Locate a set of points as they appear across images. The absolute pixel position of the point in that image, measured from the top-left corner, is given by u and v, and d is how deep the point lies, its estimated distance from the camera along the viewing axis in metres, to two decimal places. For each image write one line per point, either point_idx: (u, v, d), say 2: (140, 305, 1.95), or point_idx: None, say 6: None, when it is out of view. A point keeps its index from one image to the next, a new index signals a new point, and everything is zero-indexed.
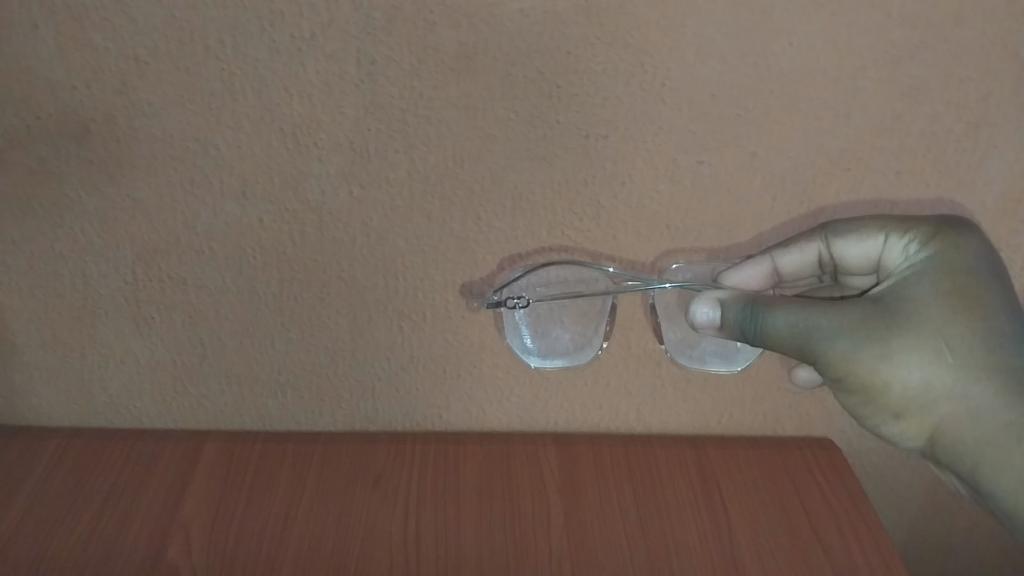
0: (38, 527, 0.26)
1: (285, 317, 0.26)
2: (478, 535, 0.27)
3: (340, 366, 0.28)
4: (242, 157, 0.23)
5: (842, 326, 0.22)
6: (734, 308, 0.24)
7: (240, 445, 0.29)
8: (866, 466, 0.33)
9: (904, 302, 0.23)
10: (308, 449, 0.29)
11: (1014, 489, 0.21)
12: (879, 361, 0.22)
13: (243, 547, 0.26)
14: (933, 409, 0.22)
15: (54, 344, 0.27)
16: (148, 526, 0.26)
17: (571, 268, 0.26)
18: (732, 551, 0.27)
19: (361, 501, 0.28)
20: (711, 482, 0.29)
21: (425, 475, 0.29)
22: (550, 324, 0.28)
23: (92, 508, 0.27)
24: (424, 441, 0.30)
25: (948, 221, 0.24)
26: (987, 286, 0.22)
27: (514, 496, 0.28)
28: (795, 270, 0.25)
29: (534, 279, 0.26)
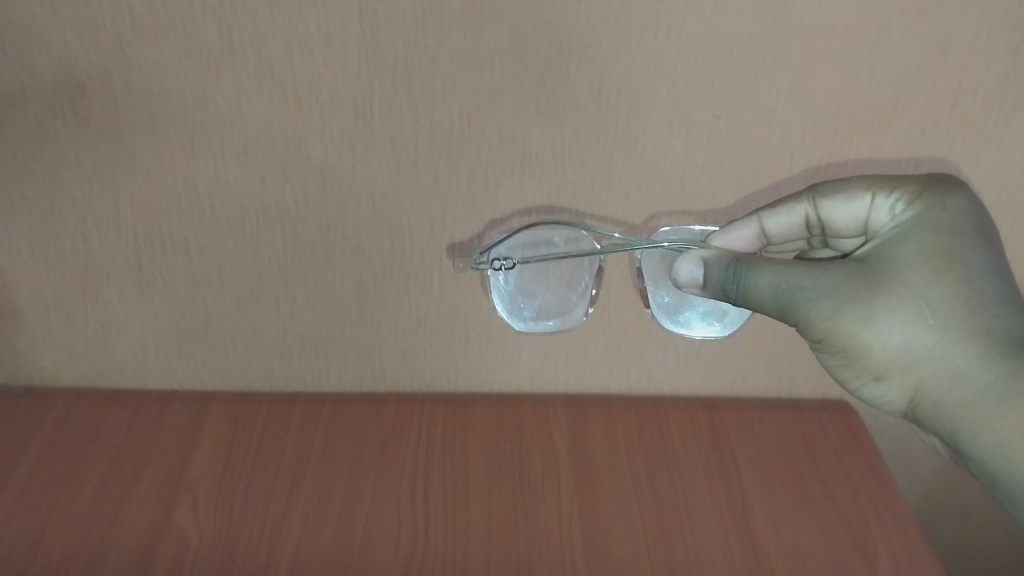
0: (47, 489, 0.26)
1: (290, 278, 0.26)
2: (488, 515, 0.26)
3: (347, 329, 0.27)
4: (245, 115, 0.23)
5: (825, 286, 0.21)
6: (717, 266, 0.23)
7: (247, 406, 0.29)
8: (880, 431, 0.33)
9: (888, 262, 0.21)
10: (311, 420, 0.29)
11: (993, 455, 0.20)
12: (860, 322, 0.21)
13: (253, 509, 0.26)
14: (913, 371, 0.21)
15: (56, 307, 0.26)
16: (156, 488, 0.26)
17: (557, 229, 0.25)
18: (745, 517, 0.27)
19: (369, 465, 0.27)
20: (724, 445, 0.29)
21: (434, 437, 0.28)
22: (536, 287, 0.27)
23: (99, 470, 0.27)
24: (432, 403, 0.29)
25: (934, 178, 0.22)
26: (973, 246, 0.21)
27: (525, 460, 0.28)
28: (777, 231, 0.24)
29: (520, 241, 0.25)
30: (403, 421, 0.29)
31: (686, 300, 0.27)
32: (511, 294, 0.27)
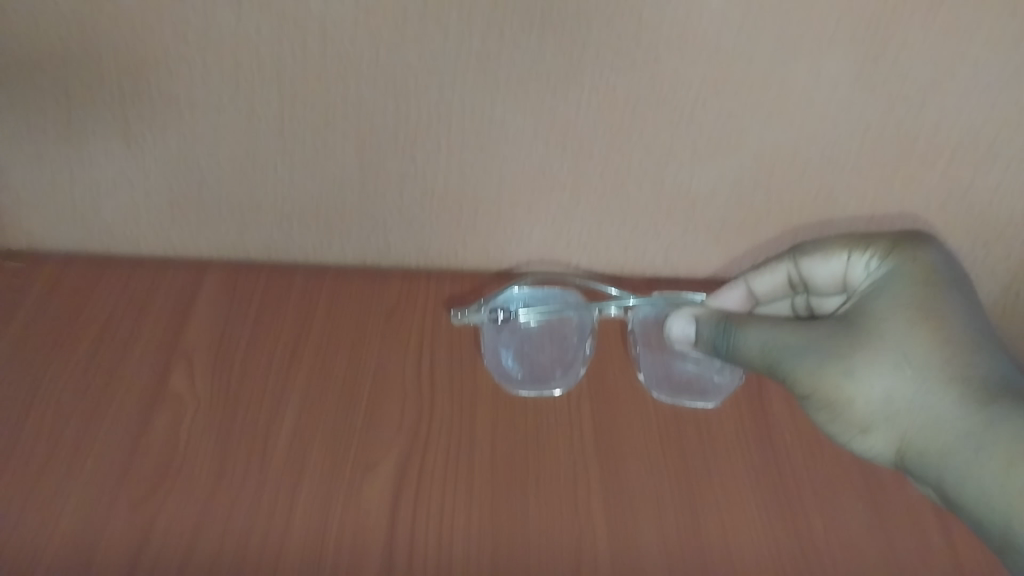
0: (60, 340, 0.32)
1: (287, 145, 0.29)
2: (468, 405, 0.31)
3: (352, 197, 0.31)
4: (258, 2, 0.25)
5: (812, 342, 0.28)
6: (708, 323, 0.31)
7: (238, 275, 0.34)
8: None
9: (866, 318, 0.28)
10: (328, 304, 0.34)
11: (968, 495, 0.24)
12: (842, 374, 0.27)
13: (251, 374, 0.31)
14: (893, 418, 0.26)
15: (36, 154, 0.30)
16: (149, 343, 0.32)
17: (553, 282, 0.35)
18: (702, 415, 0.31)
19: (372, 334, 0.33)
20: (686, 312, 0.34)
21: (427, 318, 0.34)
22: (536, 350, 0.33)
23: (97, 327, 0.32)
24: (437, 277, 0.35)
25: (906, 239, 0.29)
26: (947, 294, 0.27)
27: (504, 339, 0.33)
28: (773, 292, 0.32)
29: (525, 295, 0.34)
30: (405, 300, 0.34)
31: (670, 358, 0.33)
32: (511, 344, 0.33)
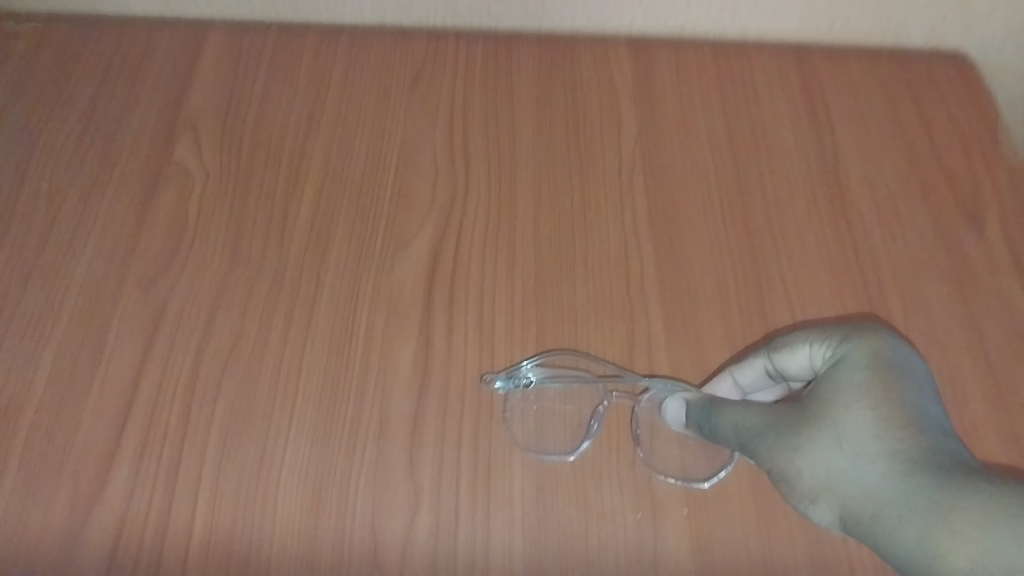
0: (66, 86, 0.60)
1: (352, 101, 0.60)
2: (474, 178, 0.57)
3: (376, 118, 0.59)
4: None
5: (773, 420, 0.38)
6: (698, 406, 0.45)
7: (224, 142, 0.58)
8: (887, 45, 0.65)
9: (817, 394, 0.37)
10: (368, 101, 0.60)
11: (901, 550, 0.32)
12: (796, 452, 0.36)
13: (261, 198, 0.55)
14: (836, 489, 0.34)
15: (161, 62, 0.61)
16: (116, 139, 0.57)
17: (571, 361, 0.49)
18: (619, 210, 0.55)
19: (415, 174, 0.57)
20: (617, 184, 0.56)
21: (497, 170, 0.57)
22: (546, 422, 0.48)
23: (84, 84, 0.60)
24: (445, 163, 0.57)
25: (862, 332, 0.39)
26: (893, 375, 0.36)
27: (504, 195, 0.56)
28: (754, 383, 0.45)
29: (553, 373, 0.49)
30: (486, 99, 0.60)
31: (650, 431, 0.48)
32: (531, 414, 0.48)
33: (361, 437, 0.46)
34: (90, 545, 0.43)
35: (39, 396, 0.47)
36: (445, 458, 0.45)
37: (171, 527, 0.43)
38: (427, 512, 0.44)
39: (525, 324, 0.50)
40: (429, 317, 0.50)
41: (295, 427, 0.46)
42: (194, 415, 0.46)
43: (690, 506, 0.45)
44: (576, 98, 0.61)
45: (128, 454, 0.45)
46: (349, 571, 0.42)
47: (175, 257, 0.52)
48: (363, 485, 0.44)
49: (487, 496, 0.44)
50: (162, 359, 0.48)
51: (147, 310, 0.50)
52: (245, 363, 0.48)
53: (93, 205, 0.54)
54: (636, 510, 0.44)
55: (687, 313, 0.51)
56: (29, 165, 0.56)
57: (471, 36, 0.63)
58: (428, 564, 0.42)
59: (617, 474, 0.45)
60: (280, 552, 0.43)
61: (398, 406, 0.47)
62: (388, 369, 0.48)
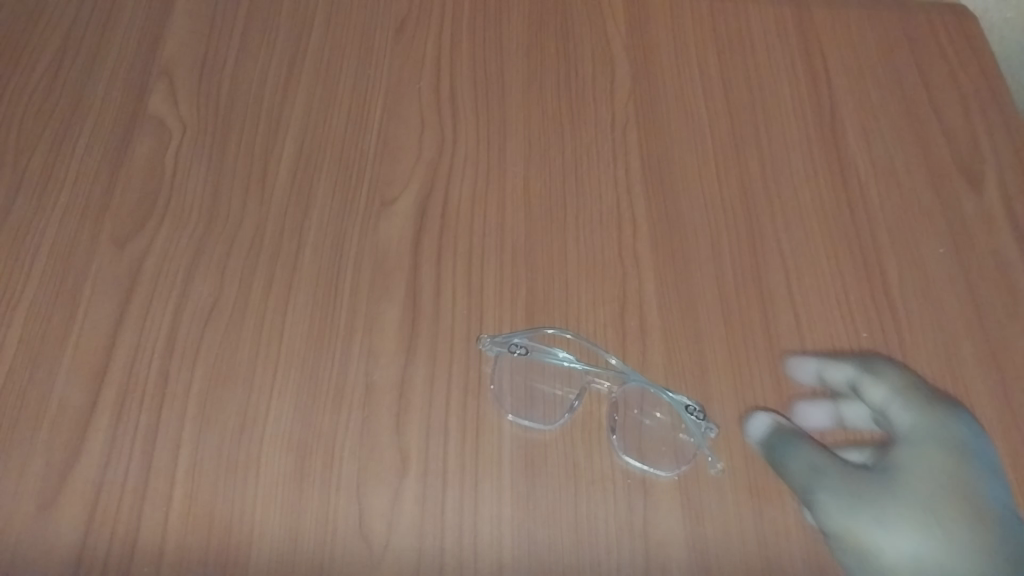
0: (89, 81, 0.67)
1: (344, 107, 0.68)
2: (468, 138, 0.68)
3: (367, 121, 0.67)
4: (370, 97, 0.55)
5: (850, 486, 0.51)
6: (766, 432, 0.55)
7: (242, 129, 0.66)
8: (853, 37, 0.78)
9: (938, 456, 0.52)
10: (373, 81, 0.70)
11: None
12: (879, 528, 0.49)
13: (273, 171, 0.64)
14: (915, 558, 0.48)
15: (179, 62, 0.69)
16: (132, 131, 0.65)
17: (567, 343, 0.58)
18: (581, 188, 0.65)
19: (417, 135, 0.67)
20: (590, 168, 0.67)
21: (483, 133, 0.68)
22: (529, 390, 0.57)
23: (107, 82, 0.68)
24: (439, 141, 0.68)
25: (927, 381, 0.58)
26: (963, 427, 0.54)
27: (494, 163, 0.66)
28: (839, 380, 0.58)
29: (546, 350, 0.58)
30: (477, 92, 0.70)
31: (624, 422, 0.56)
32: (516, 386, 0.57)
33: (343, 414, 0.54)
34: (131, 524, 0.49)
35: (79, 386, 0.53)
36: (430, 446, 0.53)
37: (200, 503, 0.50)
38: (412, 490, 0.52)
39: (512, 285, 0.60)
40: (418, 275, 0.60)
41: (276, 396, 0.54)
42: (219, 398, 0.54)
43: (650, 489, 0.53)
44: (575, 104, 0.70)
45: (161, 445, 0.52)
46: (338, 539, 0.50)
47: (204, 255, 0.59)
48: (351, 462, 0.52)
49: (469, 480, 0.52)
50: (190, 348, 0.55)
51: (172, 309, 0.57)
52: (253, 355, 0.55)
53: (120, 210, 0.61)
54: (590, 486, 0.53)
55: (660, 305, 0.60)
56: (66, 170, 0.63)
57: (471, 48, 0.73)
58: (418, 536, 0.50)
59: (573, 453, 0.54)
60: (297, 528, 0.50)
61: (385, 376, 0.55)
62: (376, 345, 0.57)
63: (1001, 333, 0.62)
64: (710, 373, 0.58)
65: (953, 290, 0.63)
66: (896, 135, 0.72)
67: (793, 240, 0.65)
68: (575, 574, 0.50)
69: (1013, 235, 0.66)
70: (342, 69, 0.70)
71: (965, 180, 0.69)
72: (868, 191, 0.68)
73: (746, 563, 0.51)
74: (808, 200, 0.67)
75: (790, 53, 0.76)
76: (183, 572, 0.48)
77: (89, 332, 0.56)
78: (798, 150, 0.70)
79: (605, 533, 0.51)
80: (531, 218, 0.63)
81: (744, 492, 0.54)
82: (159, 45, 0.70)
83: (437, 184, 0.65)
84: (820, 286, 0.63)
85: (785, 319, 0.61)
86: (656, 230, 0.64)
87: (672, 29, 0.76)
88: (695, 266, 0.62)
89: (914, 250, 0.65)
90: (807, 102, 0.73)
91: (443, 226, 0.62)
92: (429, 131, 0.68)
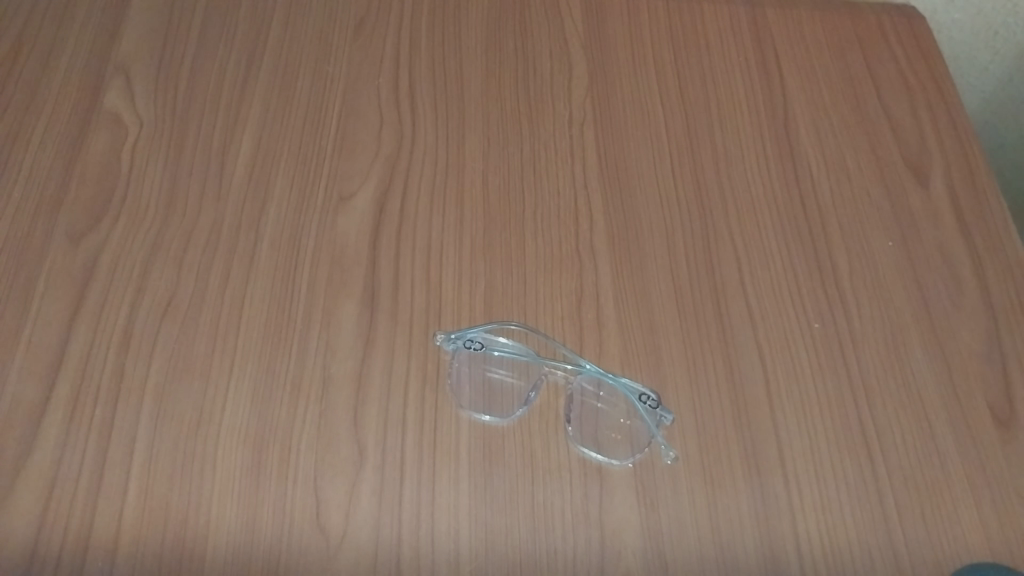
0: (43, 77, 0.67)
1: (305, 103, 0.68)
2: (427, 132, 0.68)
3: (328, 116, 0.68)
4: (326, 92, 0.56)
5: None
6: None
7: (198, 125, 0.66)
8: (807, 37, 0.79)
9: None
10: (333, 75, 0.70)
11: None
12: None
13: (230, 166, 0.64)
14: None
15: (136, 59, 0.69)
16: (87, 126, 0.65)
17: (524, 336, 0.59)
18: (538, 180, 0.66)
19: (378, 128, 0.68)
20: (547, 159, 0.68)
21: (444, 127, 0.69)
22: (484, 382, 0.57)
23: (61, 77, 0.67)
24: (399, 133, 0.68)
25: None
26: None
27: (454, 156, 0.67)
28: None
29: (502, 342, 0.59)
30: (434, 88, 0.71)
31: (579, 416, 0.57)
32: (471, 378, 0.57)
33: (301, 408, 0.54)
34: (84, 519, 0.49)
35: (32, 382, 0.53)
36: (387, 438, 0.54)
37: (155, 497, 0.50)
38: (369, 481, 0.52)
39: (469, 279, 0.61)
40: (376, 269, 0.60)
41: (233, 390, 0.54)
42: (176, 390, 0.54)
43: (606, 478, 0.54)
44: (533, 101, 0.71)
45: (115, 439, 0.52)
46: (296, 530, 0.50)
47: (160, 251, 0.59)
48: (308, 455, 0.52)
49: (426, 472, 0.53)
50: (146, 343, 0.55)
51: (128, 304, 0.57)
52: (210, 350, 0.55)
53: (75, 206, 0.61)
54: (546, 476, 0.53)
55: (616, 297, 0.61)
56: (20, 165, 0.62)
57: (430, 45, 0.73)
58: (375, 528, 0.50)
59: (530, 443, 0.55)
60: (254, 521, 0.50)
61: (343, 370, 0.56)
62: (334, 338, 0.57)
63: (949, 321, 0.63)
64: (665, 363, 0.58)
65: (903, 282, 0.65)
66: (847, 132, 0.73)
67: (746, 234, 0.66)
68: (531, 562, 0.50)
69: (959, 229, 0.68)
70: (300, 65, 0.70)
71: (913, 176, 0.71)
72: (820, 187, 0.70)
73: (702, 548, 0.52)
74: (761, 195, 0.68)
75: (744, 53, 0.77)
76: (138, 567, 0.48)
77: (42, 328, 0.55)
78: (751, 147, 0.71)
79: (561, 521, 0.52)
80: (489, 212, 0.64)
81: (699, 478, 0.54)
82: (115, 41, 0.70)
83: (396, 180, 0.65)
84: (774, 277, 0.64)
85: (739, 310, 0.62)
86: (612, 225, 0.65)
87: (629, 28, 0.77)
88: (650, 259, 0.63)
89: (864, 243, 0.67)
90: (761, 99, 0.74)
91: (402, 221, 0.63)
92: (388, 127, 0.68)
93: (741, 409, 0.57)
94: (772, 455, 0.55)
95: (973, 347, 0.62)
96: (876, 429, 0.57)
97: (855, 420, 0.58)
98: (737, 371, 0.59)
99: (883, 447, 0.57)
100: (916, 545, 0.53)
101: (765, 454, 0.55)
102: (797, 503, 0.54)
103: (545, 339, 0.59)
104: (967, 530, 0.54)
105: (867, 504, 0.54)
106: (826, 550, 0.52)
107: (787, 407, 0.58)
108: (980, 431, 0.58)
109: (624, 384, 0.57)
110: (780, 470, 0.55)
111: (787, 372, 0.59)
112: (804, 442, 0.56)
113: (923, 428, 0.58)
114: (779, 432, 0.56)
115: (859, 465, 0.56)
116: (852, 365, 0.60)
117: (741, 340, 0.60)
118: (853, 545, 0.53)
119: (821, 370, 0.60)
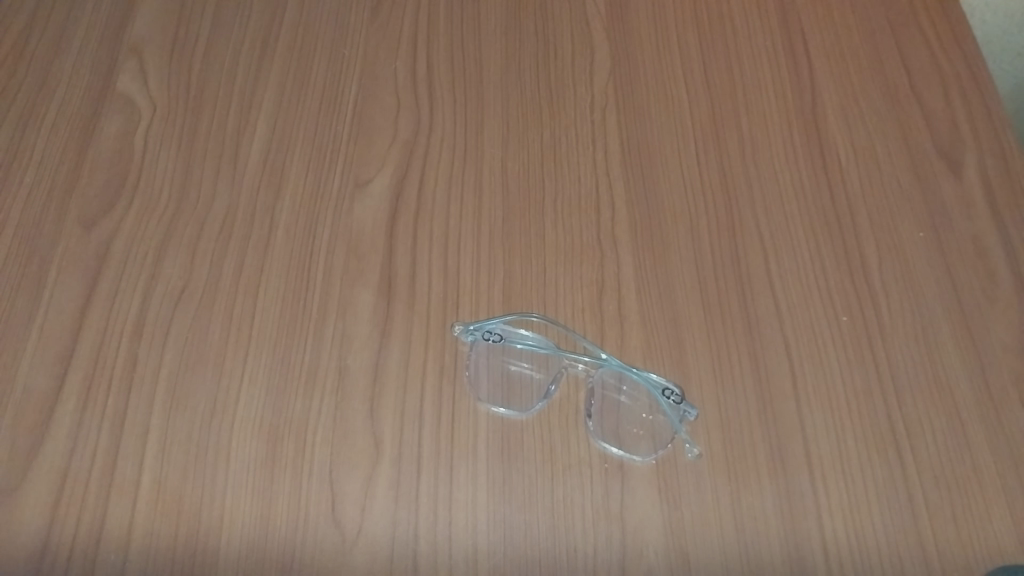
0: (55, 61, 0.65)
1: (321, 86, 0.67)
2: (445, 117, 0.66)
3: (344, 100, 0.66)
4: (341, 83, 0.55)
5: None
6: None
7: (213, 108, 0.64)
8: (838, 20, 0.77)
9: None
10: (347, 58, 0.68)
11: None
12: None
13: (244, 150, 0.62)
14: None
15: (151, 43, 0.67)
16: (99, 110, 0.63)
17: (546, 328, 0.57)
18: (557, 167, 0.64)
19: (394, 113, 0.66)
20: (568, 144, 0.65)
21: (461, 111, 0.66)
22: (502, 375, 0.55)
23: (74, 61, 0.66)
24: (416, 117, 0.66)
25: None
26: None
27: (471, 142, 0.65)
28: None
29: (523, 335, 0.57)
30: (452, 72, 0.69)
31: (600, 414, 0.54)
32: (490, 371, 0.55)
33: (316, 399, 0.52)
34: (96, 514, 0.48)
35: (42, 371, 0.52)
36: (404, 431, 0.52)
37: (168, 490, 0.49)
38: (385, 475, 0.50)
39: (486, 268, 0.59)
40: (392, 259, 0.58)
41: (246, 381, 0.52)
42: (188, 383, 0.52)
43: (628, 475, 0.52)
44: (553, 85, 0.69)
45: (128, 432, 0.50)
46: (309, 525, 0.48)
47: (173, 238, 0.58)
48: (323, 448, 0.51)
49: (443, 467, 0.51)
50: (158, 332, 0.54)
51: (140, 292, 0.55)
52: (224, 340, 0.54)
53: (87, 192, 0.59)
54: (566, 470, 0.52)
55: (638, 289, 0.59)
56: (31, 150, 0.61)
57: (448, 28, 0.71)
58: (391, 522, 0.49)
59: (550, 438, 0.53)
60: (268, 515, 0.48)
61: (360, 361, 0.54)
62: (350, 328, 0.55)
63: (982, 313, 0.60)
64: (688, 357, 0.56)
65: (934, 272, 0.62)
66: (878, 116, 0.71)
67: (773, 222, 0.64)
68: (550, 560, 0.48)
69: (992, 217, 0.65)
70: (316, 49, 0.69)
71: (944, 165, 0.68)
72: (849, 175, 0.67)
73: (725, 546, 0.50)
74: (789, 182, 0.66)
75: (771, 36, 0.75)
76: (149, 565, 0.47)
77: (54, 317, 0.54)
78: (778, 134, 0.69)
79: (581, 517, 0.50)
80: (507, 200, 0.62)
81: (723, 475, 0.52)
82: (127, 23, 0.68)
83: (413, 166, 0.63)
84: (801, 268, 0.61)
85: (765, 304, 0.59)
86: (634, 213, 0.63)
87: (652, 11, 0.75)
88: (672, 249, 0.61)
89: (894, 232, 0.64)
90: (788, 83, 0.72)
91: (419, 208, 0.61)
92: (405, 111, 0.66)
93: (766, 404, 0.55)
94: (798, 453, 0.53)
95: (1006, 343, 0.59)
96: (906, 426, 0.55)
97: (884, 417, 0.55)
98: (763, 365, 0.57)
99: (913, 444, 0.54)
100: (947, 547, 0.51)
101: (791, 451, 0.53)
102: (823, 503, 0.52)
103: (567, 332, 0.57)
104: (1000, 531, 0.52)
105: (895, 504, 0.52)
106: (853, 551, 0.50)
107: (815, 403, 0.55)
108: (1014, 429, 0.55)
109: (647, 378, 0.55)
110: (806, 469, 0.53)
111: (814, 367, 0.57)
112: (832, 440, 0.54)
113: (955, 425, 0.55)
114: (806, 429, 0.54)
115: (889, 462, 0.54)
116: (881, 360, 0.58)
117: (766, 334, 0.58)
118: (882, 546, 0.51)
119: (850, 365, 0.57)
